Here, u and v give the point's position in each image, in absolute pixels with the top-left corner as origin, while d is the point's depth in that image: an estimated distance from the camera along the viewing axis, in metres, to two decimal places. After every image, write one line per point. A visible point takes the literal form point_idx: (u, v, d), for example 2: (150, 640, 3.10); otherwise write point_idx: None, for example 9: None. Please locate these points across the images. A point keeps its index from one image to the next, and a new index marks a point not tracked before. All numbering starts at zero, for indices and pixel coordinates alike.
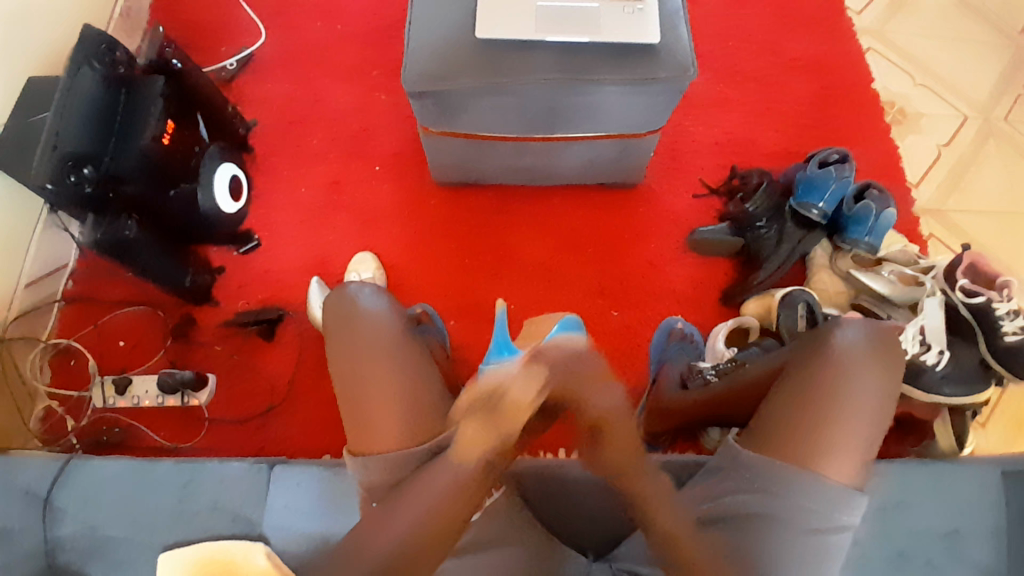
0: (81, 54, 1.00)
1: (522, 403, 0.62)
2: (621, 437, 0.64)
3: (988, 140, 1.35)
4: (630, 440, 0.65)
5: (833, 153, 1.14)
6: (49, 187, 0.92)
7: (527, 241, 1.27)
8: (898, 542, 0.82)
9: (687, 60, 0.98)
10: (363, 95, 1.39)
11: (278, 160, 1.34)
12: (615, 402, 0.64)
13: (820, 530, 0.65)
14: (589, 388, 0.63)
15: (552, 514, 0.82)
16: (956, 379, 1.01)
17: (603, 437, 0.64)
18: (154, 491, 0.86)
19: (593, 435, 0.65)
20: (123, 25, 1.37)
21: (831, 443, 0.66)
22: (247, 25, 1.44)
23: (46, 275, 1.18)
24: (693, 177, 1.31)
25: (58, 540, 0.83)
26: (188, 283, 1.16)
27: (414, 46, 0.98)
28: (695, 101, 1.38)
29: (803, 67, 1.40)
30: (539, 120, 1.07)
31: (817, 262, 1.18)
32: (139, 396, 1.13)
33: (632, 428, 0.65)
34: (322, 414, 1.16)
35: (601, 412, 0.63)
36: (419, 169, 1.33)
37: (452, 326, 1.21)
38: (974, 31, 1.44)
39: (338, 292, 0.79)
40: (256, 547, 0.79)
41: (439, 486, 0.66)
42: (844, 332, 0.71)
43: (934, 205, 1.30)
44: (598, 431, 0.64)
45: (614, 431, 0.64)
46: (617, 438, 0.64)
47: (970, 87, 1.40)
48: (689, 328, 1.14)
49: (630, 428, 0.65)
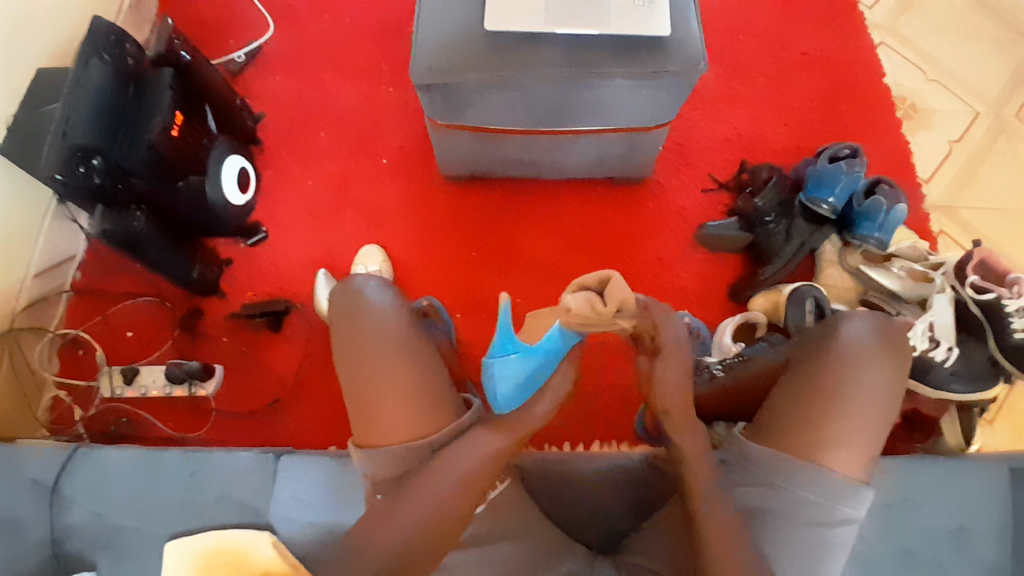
0: (89, 46, 1.00)
1: (607, 318, 0.62)
2: (672, 369, 0.69)
3: (1000, 136, 1.34)
4: (680, 383, 0.69)
5: (844, 147, 1.12)
6: (59, 178, 0.91)
7: (533, 235, 1.27)
8: (904, 539, 0.82)
9: (697, 54, 0.97)
10: (371, 89, 1.38)
11: (286, 153, 1.34)
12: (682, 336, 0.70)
13: (824, 522, 0.65)
14: (662, 322, 0.68)
15: (558, 505, 0.83)
16: (965, 377, 1.00)
17: (662, 364, 0.69)
18: (161, 481, 0.86)
19: (651, 362, 0.69)
20: (132, 18, 1.37)
21: (837, 437, 0.65)
22: (255, 17, 1.44)
23: (55, 266, 1.19)
24: (701, 172, 1.31)
25: (66, 529, 0.83)
26: (195, 276, 1.17)
27: (422, 39, 0.98)
28: (704, 95, 1.37)
29: (813, 62, 1.39)
30: (547, 113, 1.06)
31: (825, 257, 1.17)
32: (147, 385, 1.14)
33: (683, 373, 0.70)
34: (328, 406, 1.16)
35: (666, 355, 0.69)
36: (426, 163, 1.32)
37: (458, 319, 1.21)
38: (987, 26, 1.43)
39: (343, 285, 0.79)
40: (263, 538, 0.79)
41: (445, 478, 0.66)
42: (852, 325, 0.71)
43: (945, 201, 1.29)
44: (654, 361, 0.69)
45: (671, 369, 0.69)
46: (668, 374, 0.69)
47: (983, 83, 1.38)
48: (696, 322, 1.13)
49: (682, 367, 0.71)
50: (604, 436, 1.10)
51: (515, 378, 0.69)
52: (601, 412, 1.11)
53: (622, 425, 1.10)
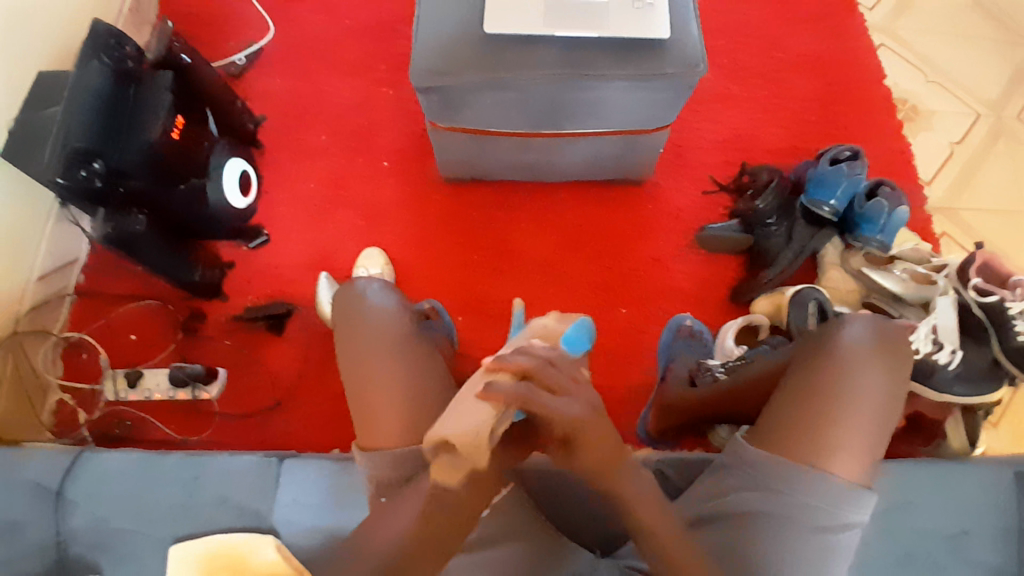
0: (89, 49, 1.01)
1: (478, 441, 0.60)
2: (594, 445, 0.58)
3: (1001, 137, 1.34)
4: (609, 452, 0.58)
5: (846, 149, 1.13)
6: (60, 182, 0.93)
7: (533, 238, 1.27)
8: (907, 543, 0.81)
9: (697, 56, 0.97)
10: (371, 91, 1.39)
11: (286, 155, 1.34)
12: (584, 408, 0.56)
13: (826, 527, 0.65)
14: (552, 387, 0.56)
15: (559, 512, 0.83)
16: (966, 379, 1.00)
17: (579, 450, 0.57)
18: (162, 484, 0.86)
19: (566, 441, 0.57)
20: (132, 20, 1.37)
21: (836, 440, 0.66)
22: (256, 20, 1.44)
23: (57, 269, 1.19)
24: (701, 175, 1.31)
25: (69, 532, 0.83)
26: (198, 278, 1.17)
27: (421, 41, 0.98)
28: (704, 97, 1.37)
29: (813, 64, 1.39)
30: (544, 115, 1.06)
31: (828, 259, 1.16)
32: (150, 389, 1.13)
33: (611, 443, 0.59)
34: (329, 409, 1.16)
35: (574, 421, 0.56)
36: (426, 165, 1.32)
37: (458, 322, 1.21)
38: (987, 28, 1.43)
39: (346, 288, 0.79)
40: (265, 539, 0.79)
41: None
42: (851, 330, 0.71)
43: (945, 202, 1.29)
44: (570, 440, 0.57)
45: (596, 442, 0.57)
46: (588, 445, 0.57)
47: (983, 84, 1.38)
48: (697, 325, 1.13)
49: (608, 434, 0.59)
50: None
51: None
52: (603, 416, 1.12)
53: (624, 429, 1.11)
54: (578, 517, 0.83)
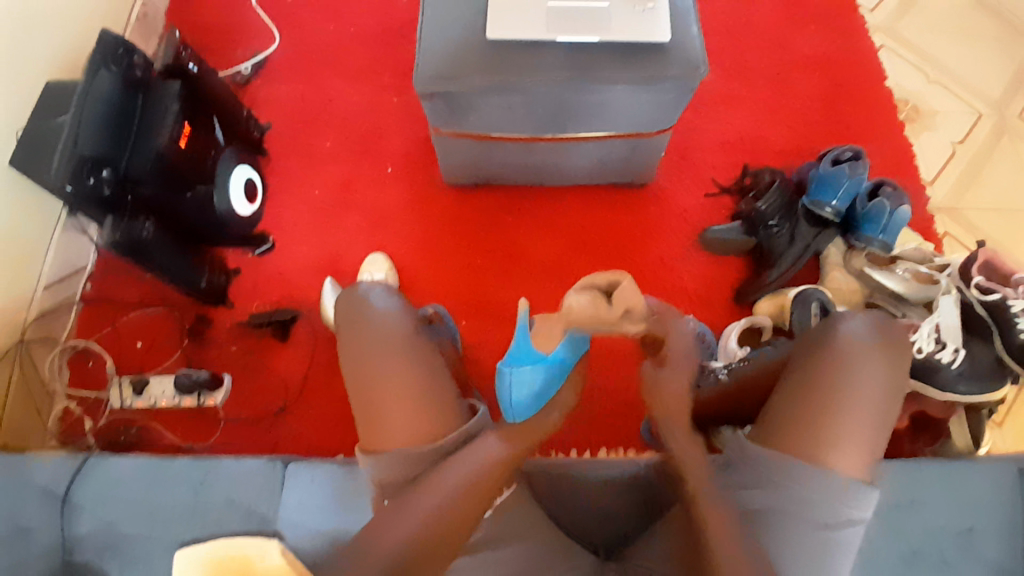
0: (99, 57, 1.03)
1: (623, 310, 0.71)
2: (676, 375, 0.78)
3: (1004, 136, 1.34)
4: (678, 389, 0.78)
5: (847, 150, 1.13)
6: (70, 189, 0.96)
7: (535, 241, 1.27)
8: (912, 541, 0.81)
9: (698, 58, 0.98)
10: (375, 97, 1.40)
11: (291, 162, 1.35)
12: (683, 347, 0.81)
13: (829, 523, 0.65)
14: (671, 331, 0.80)
15: (566, 512, 0.82)
16: (971, 377, 1.00)
17: (669, 369, 0.79)
18: (170, 487, 0.87)
19: (659, 361, 0.80)
20: (139, 30, 1.39)
21: (837, 435, 0.66)
22: (261, 29, 1.46)
23: (65, 277, 1.20)
24: (704, 176, 1.31)
25: (75, 539, 0.84)
26: (204, 284, 1.18)
27: (424, 47, 0.99)
28: (706, 100, 1.37)
29: (814, 65, 1.39)
30: (549, 118, 1.07)
31: (830, 260, 1.17)
32: (156, 396, 1.15)
33: (684, 381, 0.79)
34: (334, 413, 1.17)
35: (674, 350, 0.80)
36: (429, 170, 1.34)
37: (462, 325, 1.22)
38: (989, 27, 1.43)
39: (351, 291, 0.80)
40: (272, 544, 0.80)
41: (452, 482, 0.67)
42: (849, 324, 0.71)
43: (949, 202, 1.28)
44: (662, 362, 0.80)
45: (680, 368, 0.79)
46: (674, 371, 0.79)
47: (986, 83, 1.38)
48: (701, 327, 1.13)
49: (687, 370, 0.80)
50: (611, 444, 1.09)
51: (531, 386, 0.73)
52: (607, 418, 1.09)
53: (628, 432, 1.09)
54: (586, 519, 0.82)
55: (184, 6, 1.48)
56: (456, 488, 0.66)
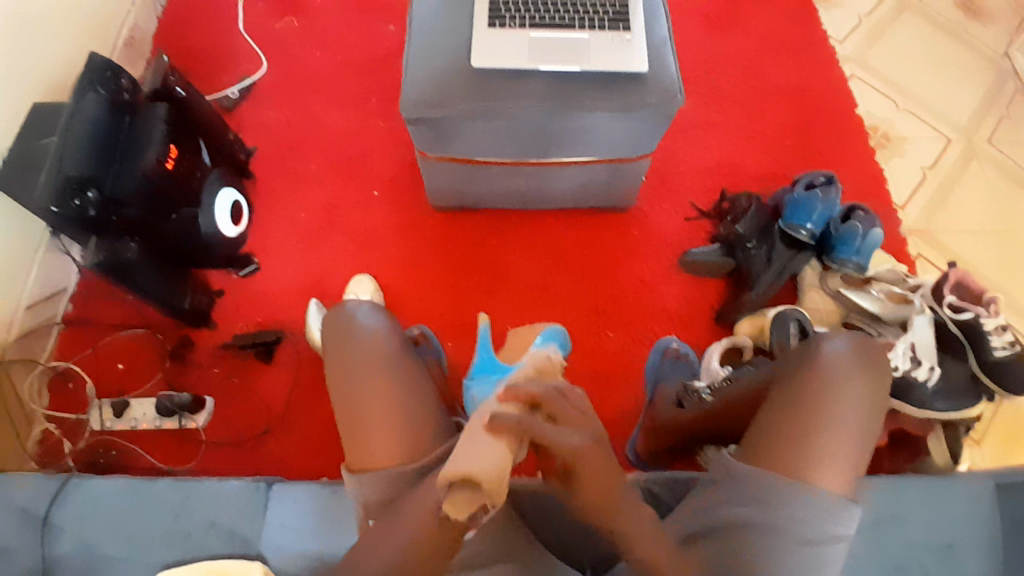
0: (86, 80, 1.05)
1: (501, 460, 0.56)
2: (595, 483, 0.58)
3: (972, 160, 1.39)
4: (613, 495, 0.59)
5: (819, 175, 1.17)
6: (54, 210, 0.94)
7: (520, 263, 1.29)
8: (894, 556, 0.82)
9: (675, 87, 1.01)
10: (362, 122, 1.42)
11: (277, 184, 1.36)
12: (590, 441, 0.57)
13: (814, 540, 0.66)
14: (562, 428, 0.57)
15: (551, 529, 0.83)
16: (946, 394, 1.03)
17: (579, 488, 0.58)
18: (150, 509, 0.85)
19: (567, 474, 0.59)
20: (127, 55, 1.41)
21: (822, 453, 0.67)
22: (248, 55, 1.48)
23: (46, 298, 1.19)
24: (683, 201, 1.34)
25: (55, 557, 0.82)
26: (187, 305, 1.17)
27: (411, 74, 1.02)
28: (685, 126, 1.41)
29: (788, 93, 1.44)
30: (532, 144, 1.09)
31: (807, 282, 1.21)
32: (137, 419, 1.13)
33: (617, 482, 0.60)
34: (318, 435, 1.16)
35: (575, 454, 0.56)
36: (415, 193, 1.35)
37: (448, 346, 1.23)
38: (954, 58, 1.49)
39: (336, 309, 0.80)
40: (253, 565, 0.78)
41: None
42: (831, 344, 0.73)
43: (920, 224, 1.33)
44: (570, 473, 0.58)
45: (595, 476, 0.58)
46: (590, 477, 0.57)
47: (953, 111, 1.44)
48: (684, 347, 1.15)
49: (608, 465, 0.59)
50: None
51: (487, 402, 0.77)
52: None
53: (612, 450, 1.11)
54: (572, 538, 0.82)
55: (172, 32, 1.50)
56: (437, 504, 0.65)
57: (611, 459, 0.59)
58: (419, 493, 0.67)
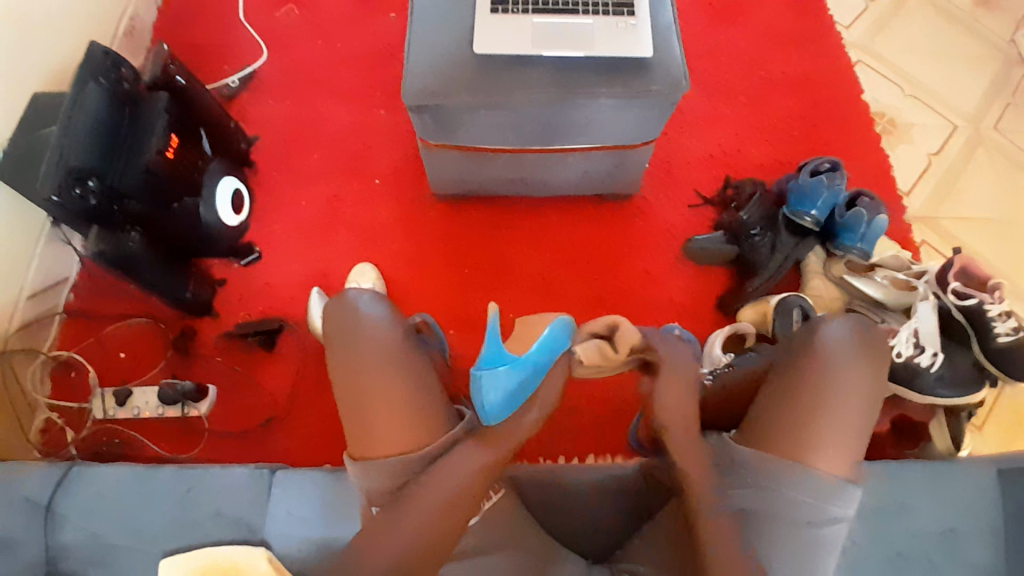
0: (87, 71, 1.02)
1: (627, 346, 0.75)
2: (672, 389, 0.74)
3: (978, 148, 1.38)
4: (681, 399, 0.73)
5: (824, 162, 1.16)
6: (55, 200, 0.93)
7: (521, 252, 1.28)
8: (896, 543, 0.82)
9: (679, 73, 1.00)
10: (363, 111, 1.41)
11: (279, 174, 1.36)
12: (683, 358, 0.76)
13: (812, 521, 0.66)
14: (659, 340, 0.77)
15: (552, 515, 0.83)
16: (950, 382, 1.02)
17: (655, 380, 0.75)
18: (155, 499, 0.86)
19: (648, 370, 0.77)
20: (127, 44, 1.40)
21: (821, 439, 0.67)
22: (248, 44, 1.47)
23: (48, 288, 1.19)
24: (687, 189, 1.33)
25: (60, 547, 0.83)
26: (188, 295, 1.17)
27: (413, 61, 1.01)
28: (689, 114, 1.40)
29: (793, 80, 1.43)
30: (534, 132, 1.09)
31: (810, 268, 1.19)
32: (139, 407, 1.13)
33: (686, 390, 0.74)
34: (321, 424, 1.16)
35: (668, 360, 0.75)
36: (417, 182, 1.35)
37: (451, 336, 1.23)
38: (962, 44, 1.48)
39: (339, 300, 0.80)
40: (257, 552, 0.77)
41: (444, 492, 0.66)
42: (830, 328, 0.73)
43: (925, 212, 1.32)
44: (648, 365, 0.77)
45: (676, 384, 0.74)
46: (669, 372, 0.74)
47: (959, 98, 1.42)
48: (686, 335, 1.11)
49: (683, 373, 0.75)
50: (598, 451, 1.10)
51: (504, 389, 0.70)
52: (596, 423, 1.12)
53: (616, 438, 1.11)
54: (567, 523, 0.83)
55: (171, 21, 1.49)
56: (441, 499, 0.66)
57: (686, 366, 0.75)
58: (422, 481, 0.67)
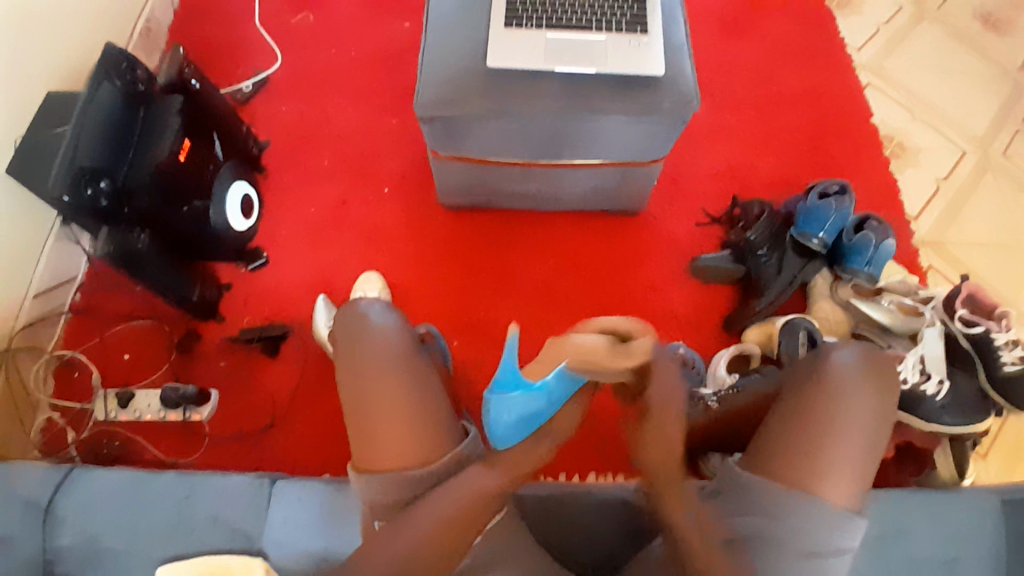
0: (102, 71, 1.03)
1: (642, 352, 0.65)
2: (659, 434, 0.70)
3: (987, 172, 1.38)
4: (669, 444, 0.70)
5: (833, 184, 1.14)
6: (65, 199, 0.94)
7: (527, 263, 1.29)
8: (897, 571, 0.82)
9: (690, 92, 1.00)
10: (374, 118, 1.42)
11: (288, 179, 1.36)
12: (673, 397, 0.71)
13: (819, 552, 0.66)
14: (657, 377, 0.69)
15: (554, 536, 0.83)
16: (955, 409, 1.02)
17: (647, 426, 0.71)
18: (154, 503, 0.85)
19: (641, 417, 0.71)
20: (142, 45, 1.41)
21: (829, 466, 0.66)
22: (262, 48, 1.48)
23: (55, 286, 1.19)
24: (694, 206, 1.34)
25: (58, 549, 0.83)
26: (196, 297, 1.18)
27: (426, 73, 1.01)
28: (697, 130, 1.41)
29: (802, 101, 1.43)
30: (545, 145, 1.09)
31: (817, 290, 1.19)
32: (141, 410, 1.14)
33: (674, 436, 0.71)
34: (321, 431, 1.16)
35: (660, 401, 0.70)
36: (425, 190, 1.35)
37: (454, 345, 1.22)
38: (972, 68, 1.48)
39: (348, 308, 0.79)
40: (255, 562, 0.80)
41: (444, 512, 0.66)
42: (840, 355, 0.72)
43: (933, 236, 1.32)
44: (644, 415, 0.71)
45: (666, 421, 0.70)
46: (656, 427, 0.70)
47: (969, 122, 1.43)
48: (690, 352, 1.14)
49: (675, 420, 0.71)
50: (601, 468, 1.11)
51: (517, 412, 0.71)
52: (597, 441, 1.12)
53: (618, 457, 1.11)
54: (567, 540, 0.83)
55: (186, 24, 1.50)
56: (443, 516, 0.65)
57: (678, 410, 0.71)
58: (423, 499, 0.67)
